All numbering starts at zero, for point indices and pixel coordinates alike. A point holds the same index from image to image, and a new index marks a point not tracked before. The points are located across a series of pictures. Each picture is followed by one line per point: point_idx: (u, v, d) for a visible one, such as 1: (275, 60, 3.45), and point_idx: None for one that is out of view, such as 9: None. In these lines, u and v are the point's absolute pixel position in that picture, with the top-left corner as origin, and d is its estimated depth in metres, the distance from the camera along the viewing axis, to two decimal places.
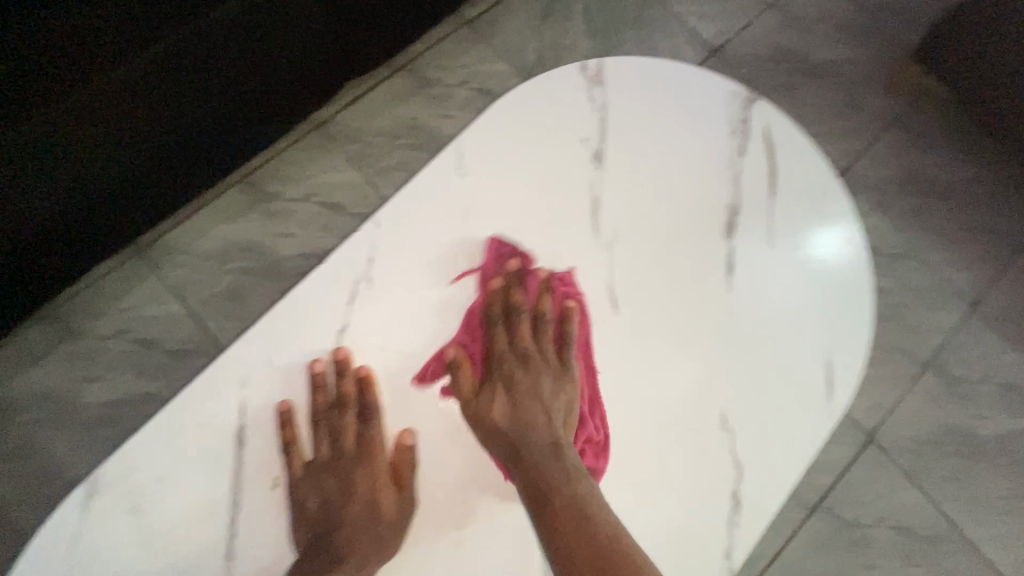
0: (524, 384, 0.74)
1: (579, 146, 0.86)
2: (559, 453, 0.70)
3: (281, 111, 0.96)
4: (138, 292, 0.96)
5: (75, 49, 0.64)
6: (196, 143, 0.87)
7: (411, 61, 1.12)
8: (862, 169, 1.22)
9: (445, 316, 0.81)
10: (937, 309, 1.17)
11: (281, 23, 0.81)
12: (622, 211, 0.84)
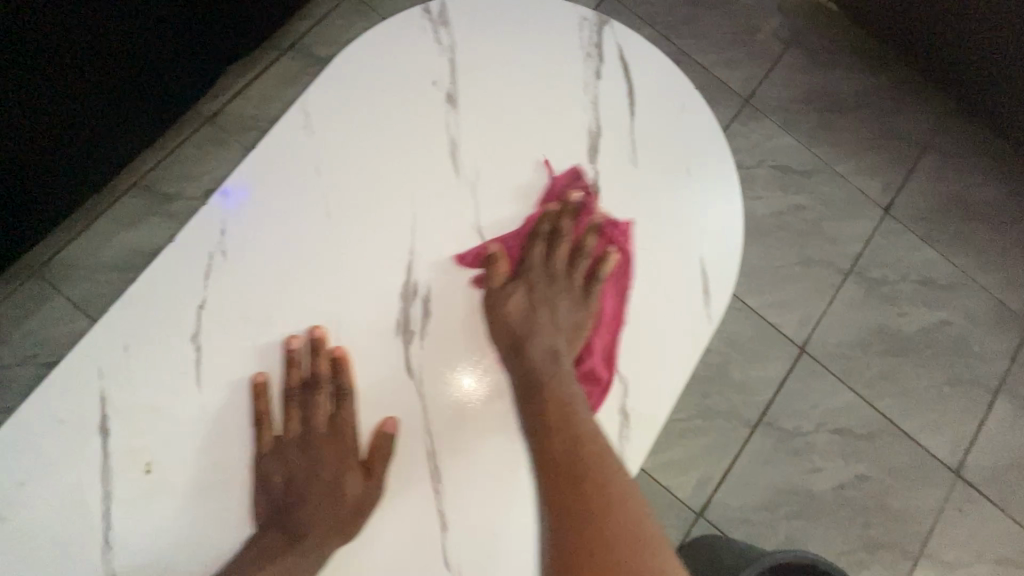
0: (530, 319, 0.55)
1: (419, 101, 0.59)
2: (572, 407, 0.52)
3: (138, 114, 0.88)
4: (39, 314, 0.92)
5: None
6: (69, 155, 0.81)
7: (295, 40, 1.07)
8: (766, 92, 1.23)
9: (296, 290, 0.53)
10: (854, 218, 1.20)
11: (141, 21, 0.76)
12: (506, 175, 0.58)
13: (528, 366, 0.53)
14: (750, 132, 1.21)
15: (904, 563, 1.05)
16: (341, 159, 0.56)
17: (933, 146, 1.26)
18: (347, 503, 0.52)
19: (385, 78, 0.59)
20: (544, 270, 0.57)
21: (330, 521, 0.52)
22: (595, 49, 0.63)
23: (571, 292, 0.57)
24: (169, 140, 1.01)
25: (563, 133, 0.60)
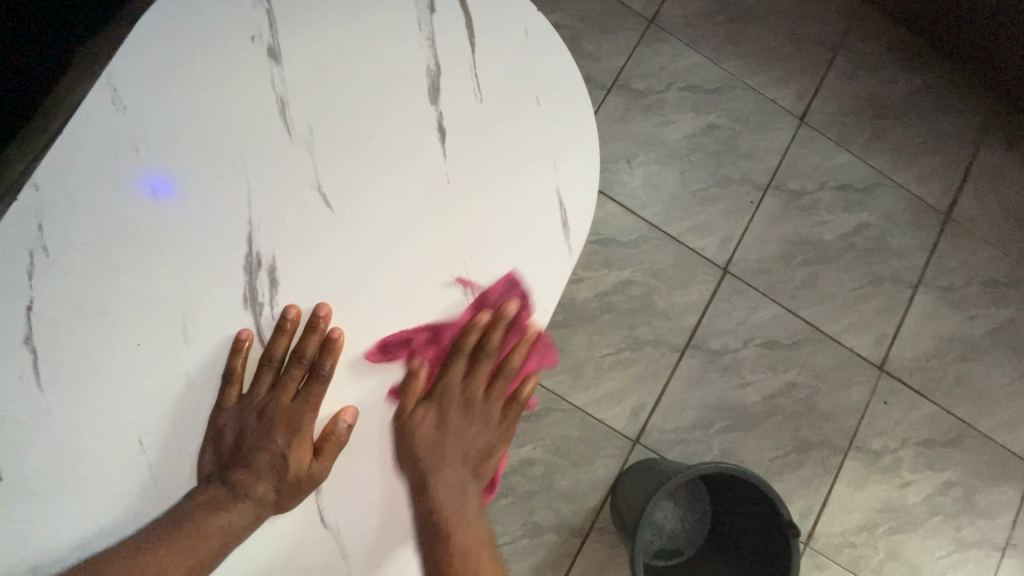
0: (428, 430, 0.54)
1: (236, 54, 0.55)
2: (463, 508, 0.54)
3: None
4: None
5: None
6: None
7: None
8: (670, 10, 1.19)
9: (146, 272, 0.51)
10: (769, 131, 1.19)
11: None
12: (340, 126, 0.56)
13: (422, 484, 0.53)
14: (657, 54, 1.17)
15: (833, 458, 1.11)
16: (164, 129, 0.53)
17: (843, 47, 1.24)
18: (300, 475, 0.51)
19: (194, 32, 0.55)
20: (475, 391, 0.56)
21: (282, 493, 0.51)
22: None
23: (494, 409, 0.57)
24: None
25: (396, 74, 0.57)
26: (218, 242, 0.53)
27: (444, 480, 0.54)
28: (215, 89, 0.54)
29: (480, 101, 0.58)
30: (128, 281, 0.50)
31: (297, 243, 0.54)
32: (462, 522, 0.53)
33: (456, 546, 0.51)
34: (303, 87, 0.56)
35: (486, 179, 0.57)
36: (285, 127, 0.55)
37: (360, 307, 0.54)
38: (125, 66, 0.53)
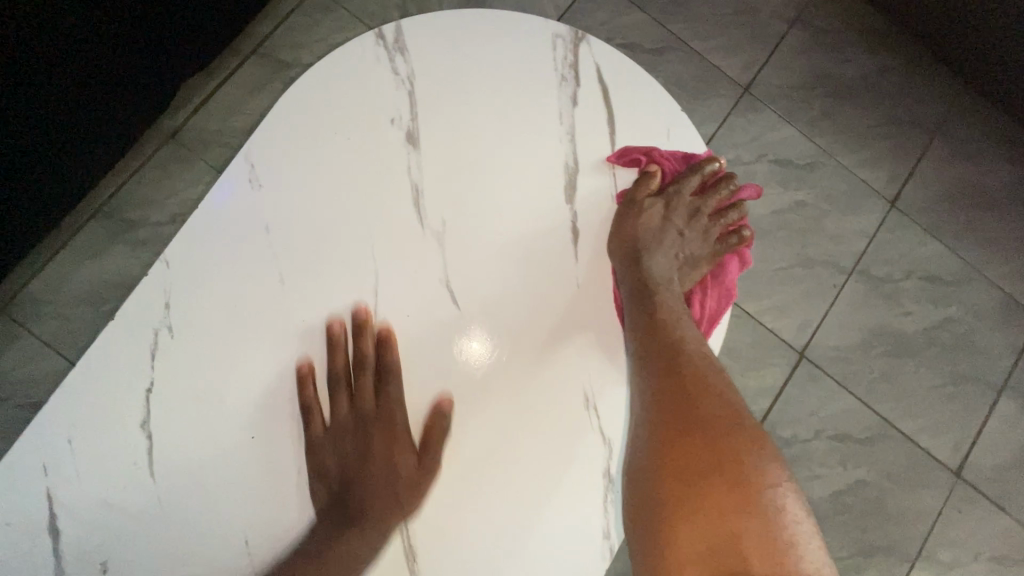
0: (666, 230, 0.70)
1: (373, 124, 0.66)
2: (679, 309, 0.67)
3: (100, 142, 0.84)
4: (11, 354, 0.89)
5: None
6: (37, 191, 0.80)
7: (260, 44, 1.02)
8: (765, 79, 1.17)
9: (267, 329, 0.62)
10: (858, 213, 1.15)
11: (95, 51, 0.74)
12: (443, 171, 0.66)
13: (647, 276, 0.67)
14: (749, 123, 1.14)
15: (900, 567, 1.05)
16: (292, 205, 0.63)
17: (942, 131, 1.20)
18: (410, 467, 0.63)
19: (337, 100, 0.65)
20: (687, 217, 0.72)
21: (404, 492, 0.63)
22: (568, 73, 0.69)
23: (701, 236, 0.72)
24: (138, 164, 0.96)
25: (495, 130, 0.67)
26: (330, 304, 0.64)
27: (657, 273, 0.68)
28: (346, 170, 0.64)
29: (568, 180, 0.68)
30: (252, 334, 0.62)
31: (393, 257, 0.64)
32: (678, 320, 0.66)
33: (676, 336, 0.64)
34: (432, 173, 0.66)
35: (563, 262, 0.68)
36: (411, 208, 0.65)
37: (433, 310, 0.65)
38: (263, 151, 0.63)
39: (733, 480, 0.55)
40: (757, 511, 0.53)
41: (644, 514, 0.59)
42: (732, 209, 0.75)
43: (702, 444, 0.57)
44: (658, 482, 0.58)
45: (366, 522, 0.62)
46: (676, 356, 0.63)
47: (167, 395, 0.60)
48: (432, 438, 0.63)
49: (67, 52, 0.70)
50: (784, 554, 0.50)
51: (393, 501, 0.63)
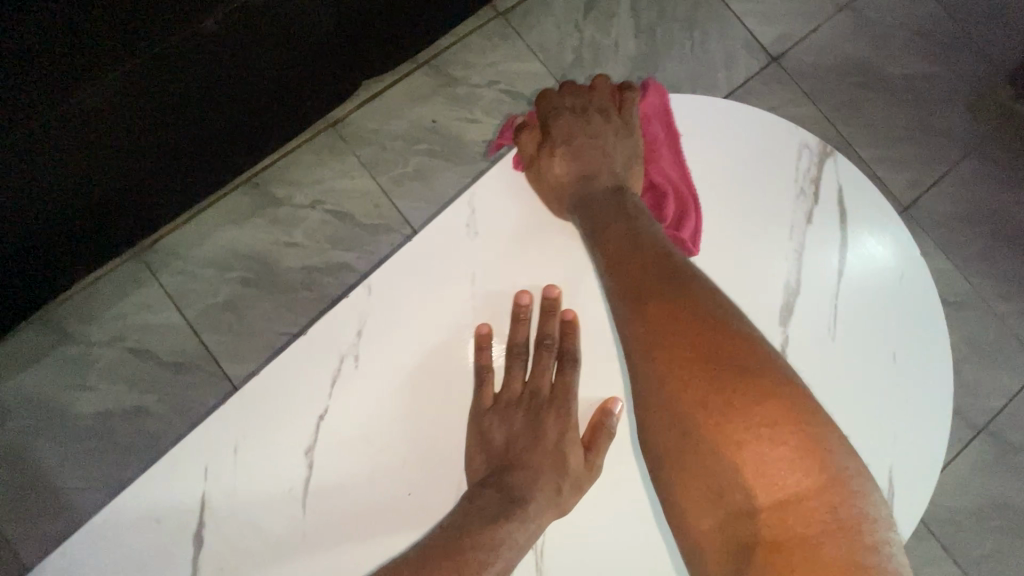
0: (592, 152, 0.69)
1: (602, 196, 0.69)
2: (636, 214, 0.64)
3: (280, 123, 0.87)
4: (134, 299, 0.91)
5: (142, 105, 0.63)
6: (220, 158, 0.83)
7: (435, 55, 1.03)
8: (929, 201, 1.10)
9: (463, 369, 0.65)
10: (1002, 368, 1.05)
11: (317, 47, 0.77)
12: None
13: (584, 203, 0.66)
14: None
15: None
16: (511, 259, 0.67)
17: None
18: (577, 458, 0.63)
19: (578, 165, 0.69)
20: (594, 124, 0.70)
21: (563, 476, 0.62)
22: (808, 184, 0.70)
23: (614, 130, 0.70)
24: (291, 149, 0.97)
25: (722, 222, 0.68)
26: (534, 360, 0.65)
27: (601, 192, 0.66)
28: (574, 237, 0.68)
29: (785, 296, 0.67)
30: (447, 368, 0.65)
31: (590, 315, 0.67)
32: (641, 235, 0.61)
33: (636, 257, 0.59)
34: None
35: None
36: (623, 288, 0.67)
37: (616, 372, 0.66)
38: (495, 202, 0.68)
39: (726, 401, 0.47)
40: (789, 419, 0.45)
41: (657, 450, 0.52)
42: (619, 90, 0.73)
43: (693, 361, 0.50)
44: (651, 420, 0.52)
45: (524, 496, 0.60)
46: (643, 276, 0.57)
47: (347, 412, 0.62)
48: (596, 434, 0.64)
49: (303, 42, 0.74)
50: (812, 464, 0.44)
51: (553, 483, 0.61)
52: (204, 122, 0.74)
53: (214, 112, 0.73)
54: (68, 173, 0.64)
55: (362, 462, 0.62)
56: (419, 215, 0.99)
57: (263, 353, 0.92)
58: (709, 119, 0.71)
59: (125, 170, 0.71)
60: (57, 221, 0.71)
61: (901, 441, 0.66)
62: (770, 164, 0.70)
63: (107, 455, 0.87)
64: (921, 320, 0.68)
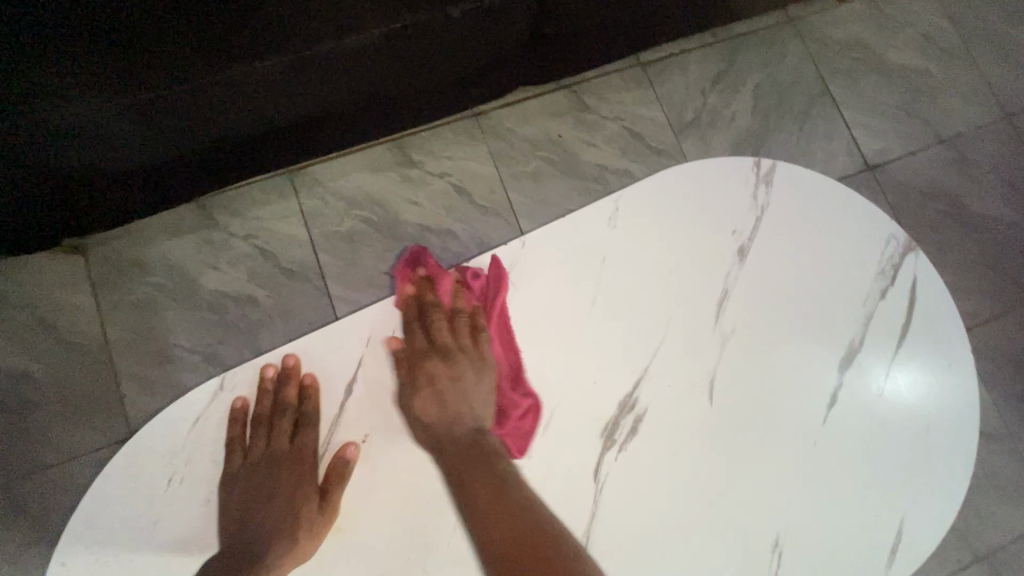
0: (455, 396, 0.74)
1: (723, 228, 0.82)
2: (493, 459, 0.71)
3: (442, 101, 1.02)
4: (274, 208, 1.06)
5: (373, 52, 0.81)
6: (391, 116, 1.00)
7: (577, 82, 1.18)
8: (982, 334, 1.17)
9: (573, 331, 0.80)
10: (1014, 507, 1.10)
11: (501, 47, 0.94)
12: (754, 282, 0.82)
13: (449, 452, 0.73)
14: None
15: None
16: (631, 256, 0.81)
17: None
18: (311, 508, 0.79)
19: (709, 200, 0.83)
20: (455, 362, 0.76)
21: (307, 526, 0.78)
22: (888, 268, 0.83)
23: (469, 363, 0.76)
24: (437, 125, 1.12)
25: (808, 278, 0.82)
26: (629, 341, 0.80)
27: (456, 439, 0.73)
28: (691, 254, 0.82)
29: (845, 350, 0.81)
30: (563, 326, 0.80)
31: (683, 319, 0.81)
32: (506, 483, 0.69)
33: (509, 521, 0.65)
34: (744, 289, 0.82)
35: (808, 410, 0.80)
36: (718, 308, 0.81)
37: (692, 370, 0.80)
38: (636, 206, 0.81)
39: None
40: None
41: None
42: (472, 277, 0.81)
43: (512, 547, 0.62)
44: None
45: (264, 545, 0.76)
46: (500, 546, 0.63)
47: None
48: (333, 486, 0.80)
49: (496, 41, 0.91)
50: None
51: (289, 530, 0.77)
52: (396, 82, 0.90)
53: (408, 69, 0.88)
54: (298, 88, 0.82)
55: (201, 488, 0.81)
56: (524, 210, 1.12)
57: (362, 285, 1.05)
58: (821, 192, 0.85)
59: (332, 101, 0.89)
60: (267, 124, 0.88)
61: (911, 495, 0.80)
62: (859, 243, 0.84)
63: (214, 328, 1.01)
64: (954, 407, 0.82)
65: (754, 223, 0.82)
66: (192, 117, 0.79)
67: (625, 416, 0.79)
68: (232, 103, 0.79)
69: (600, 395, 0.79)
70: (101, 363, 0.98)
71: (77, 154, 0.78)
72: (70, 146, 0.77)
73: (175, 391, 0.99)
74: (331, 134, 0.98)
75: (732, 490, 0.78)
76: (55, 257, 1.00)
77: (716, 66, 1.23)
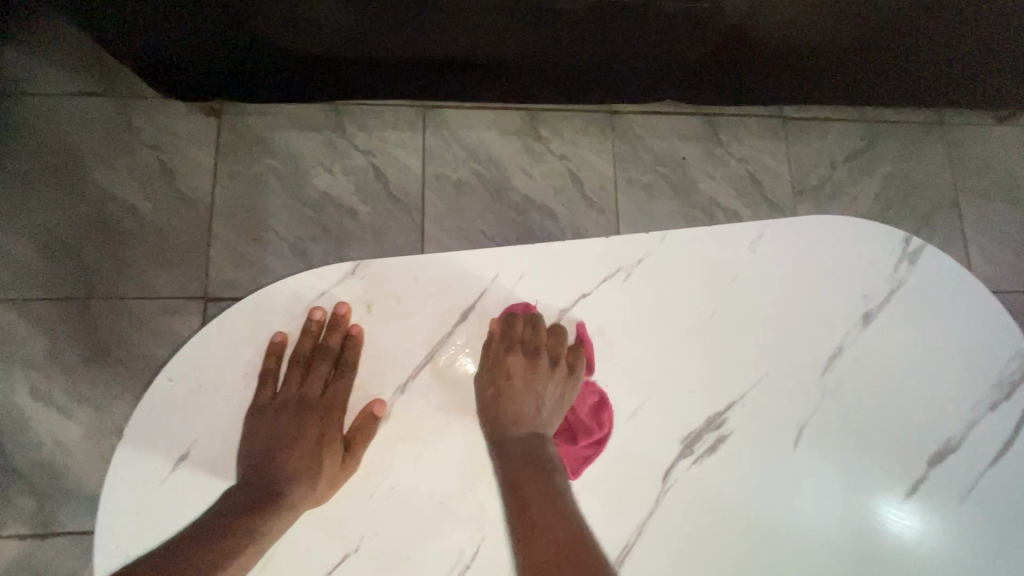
0: (523, 396, 0.73)
1: (854, 288, 0.78)
2: (552, 472, 0.70)
3: (590, 87, 1.04)
4: (399, 135, 1.09)
5: (558, 13, 0.84)
6: (538, 85, 1.02)
7: (715, 114, 1.18)
8: None
9: (678, 337, 0.76)
10: None
11: (669, 53, 0.95)
12: (874, 348, 0.78)
13: (507, 456, 0.71)
14: None
15: None
16: (756, 286, 0.77)
17: None
18: (331, 463, 0.72)
19: (849, 254, 0.78)
20: (540, 371, 0.74)
21: (325, 478, 0.71)
22: (1005, 386, 0.79)
23: (554, 384, 0.74)
24: (571, 109, 1.15)
25: (923, 368, 0.78)
26: (727, 366, 0.76)
27: (523, 446, 0.71)
28: (813, 304, 0.78)
29: (935, 449, 0.77)
30: (666, 330, 0.76)
31: (784, 364, 0.77)
32: (555, 493, 0.67)
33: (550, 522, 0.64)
34: (857, 356, 0.78)
35: (884, 497, 0.76)
36: (825, 364, 0.77)
37: (780, 418, 0.76)
38: (777, 238, 0.77)
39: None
40: None
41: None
42: (564, 263, 0.75)
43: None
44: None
45: (282, 488, 0.70)
46: (543, 552, 0.61)
47: (597, 304, 0.76)
48: (357, 442, 0.73)
49: (667, 45, 0.93)
50: None
51: (308, 479, 0.71)
52: (562, 52, 0.93)
53: (588, 44, 0.91)
54: (478, 25, 0.85)
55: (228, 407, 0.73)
56: (627, 215, 1.13)
57: (456, 233, 1.08)
58: (961, 289, 0.80)
59: (499, 50, 0.92)
60: (432, 51, 0.91)
61: None
62: (983, 352, 0.79)
63: (308, 224, 1.05)
64: None
65: (886, 295, 0.78)
66: (391, 22, 0.84)
67: (709, 431, 0.75)
68: (429, 20, 0.84)
69: (683, 408, 0.75)
70: (200, 220, 1.02)
71: (277, 19, 0.83)
72: (275, 9, 0.81)
73: (256, 268, 1.02)
74: (488, 84, 1.01)
75: (784, 548, 0.74)
76: (195, 113, 1.05)
77: (854, 142, 1.22)
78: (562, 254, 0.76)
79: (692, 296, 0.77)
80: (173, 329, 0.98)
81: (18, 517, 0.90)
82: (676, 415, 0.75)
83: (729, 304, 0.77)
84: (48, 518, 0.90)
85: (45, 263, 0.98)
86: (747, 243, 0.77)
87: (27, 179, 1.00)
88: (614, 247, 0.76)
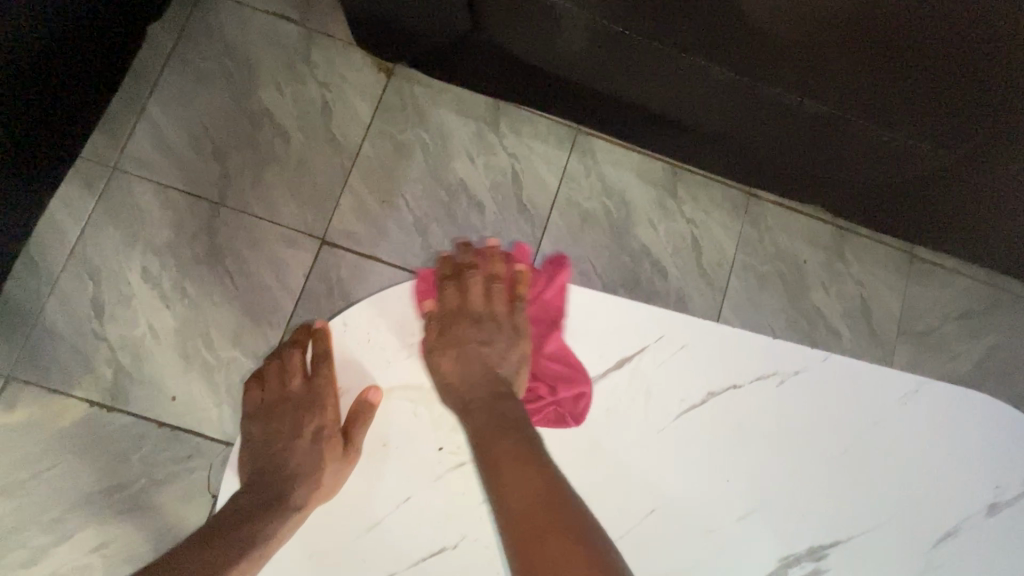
0: (480, 357, 0.75)
1: (986, 476, 0.78)
2: (523, 425, 0.71)
3: (749, 176, 1.04)
4: (547, 149, 1.11)
5: (764, 107, 0.83)
6: (702, 158, 1.02)
7: (851, 231, 1.18)
8: None
9: (805, 458, 0.76)
10: None
11: (845, 175, 0.94)
12: (987, 544, 0.77)
13: (475, 409, 0.72)
14: None
15: None
16: (894, 437, 0.77)
17: None
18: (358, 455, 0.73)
19: (995, 443, 0.78)
20: (478, 316, 0.76)
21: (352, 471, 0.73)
22: None
23: (510, 324, 0.76)
24: (715, 181, 1.15)
25: None
26: (839, 504, 0.76)
27: (489, 401, 0.73)
28: (942, 474, 0.77)
29: None
30: (796, 448, 0.76)
31: (892, 522, 0.76)
32: (516, 444, 0.70)
33: (516, 460, 0.68)
34: (968, 542, 0.77)
35: None
36: (937, 537, 0.76)
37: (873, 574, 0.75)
38: (931, 400, 0.78)
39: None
40: None
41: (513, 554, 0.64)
42: (731, 352, 0.77)
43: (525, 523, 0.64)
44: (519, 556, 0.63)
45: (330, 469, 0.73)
46: (514, 492, 0.66)
47: (743, 400, 0.76)
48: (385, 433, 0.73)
49: (848, 168, 0.92)
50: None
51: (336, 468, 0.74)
52: (745, 139, 0.92)
53: (791, 140, 0.89)
54: (682, 92, 0.85)
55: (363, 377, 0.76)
56: (733, 299, 1.13)
57: (568, 260, 1.09)
58: None
59: (685, 118, 0.92)
60: (621, 97, 0.91)
61: None
62: None
63: (436, 205, 1.07)
64: None
65: (1016, 496, 0.78)
66: (617, 62, 0.82)
67: (808, 561, 0.75)
68: (657, 70, 0.82)
69: (784, 530, 0.75)
70: (340, 168, 1.05)
71: (510, 21, 0.81)
72: (498, 19, 0.82)
73: (377, 229, 1.04)
74: (662, 137, 1.00)
75: None
76: (369, 66, 1.08)
77: (973, 303, 1.20)
78: (732, 342, 0.77)
79: (832, 425, 0.77)
80: (284, 260, 1.01)
81: (93, 383, 0.94)
82: (777, 534, 0.75)
83: (863, 443, 0.77)
84: (119, 392, 0.94)
85: (192, 158, 1.02)
86: (902, 394, 0.77)
87: (202, 76, 1.04)
88: (779, 354, 0.77)
